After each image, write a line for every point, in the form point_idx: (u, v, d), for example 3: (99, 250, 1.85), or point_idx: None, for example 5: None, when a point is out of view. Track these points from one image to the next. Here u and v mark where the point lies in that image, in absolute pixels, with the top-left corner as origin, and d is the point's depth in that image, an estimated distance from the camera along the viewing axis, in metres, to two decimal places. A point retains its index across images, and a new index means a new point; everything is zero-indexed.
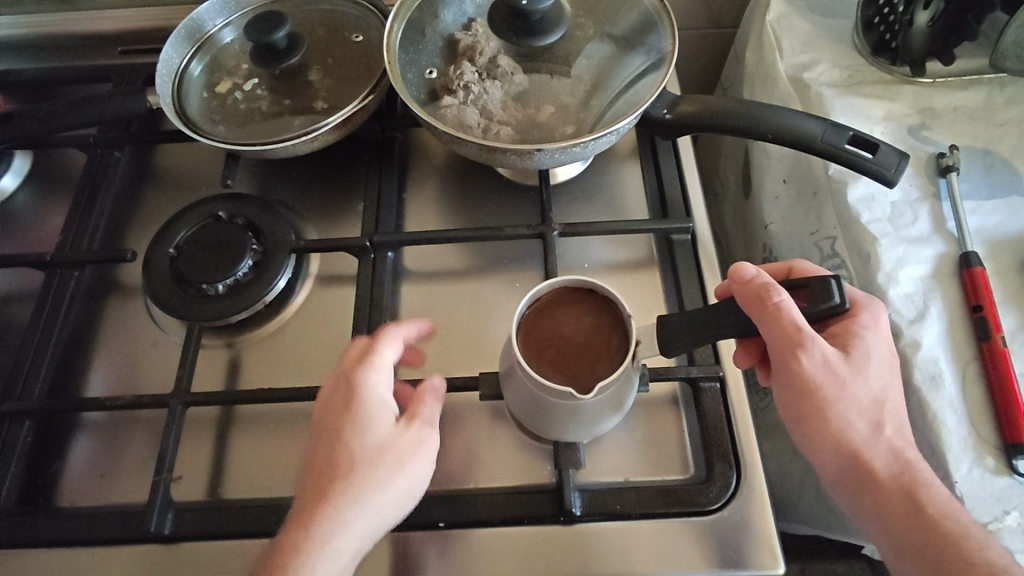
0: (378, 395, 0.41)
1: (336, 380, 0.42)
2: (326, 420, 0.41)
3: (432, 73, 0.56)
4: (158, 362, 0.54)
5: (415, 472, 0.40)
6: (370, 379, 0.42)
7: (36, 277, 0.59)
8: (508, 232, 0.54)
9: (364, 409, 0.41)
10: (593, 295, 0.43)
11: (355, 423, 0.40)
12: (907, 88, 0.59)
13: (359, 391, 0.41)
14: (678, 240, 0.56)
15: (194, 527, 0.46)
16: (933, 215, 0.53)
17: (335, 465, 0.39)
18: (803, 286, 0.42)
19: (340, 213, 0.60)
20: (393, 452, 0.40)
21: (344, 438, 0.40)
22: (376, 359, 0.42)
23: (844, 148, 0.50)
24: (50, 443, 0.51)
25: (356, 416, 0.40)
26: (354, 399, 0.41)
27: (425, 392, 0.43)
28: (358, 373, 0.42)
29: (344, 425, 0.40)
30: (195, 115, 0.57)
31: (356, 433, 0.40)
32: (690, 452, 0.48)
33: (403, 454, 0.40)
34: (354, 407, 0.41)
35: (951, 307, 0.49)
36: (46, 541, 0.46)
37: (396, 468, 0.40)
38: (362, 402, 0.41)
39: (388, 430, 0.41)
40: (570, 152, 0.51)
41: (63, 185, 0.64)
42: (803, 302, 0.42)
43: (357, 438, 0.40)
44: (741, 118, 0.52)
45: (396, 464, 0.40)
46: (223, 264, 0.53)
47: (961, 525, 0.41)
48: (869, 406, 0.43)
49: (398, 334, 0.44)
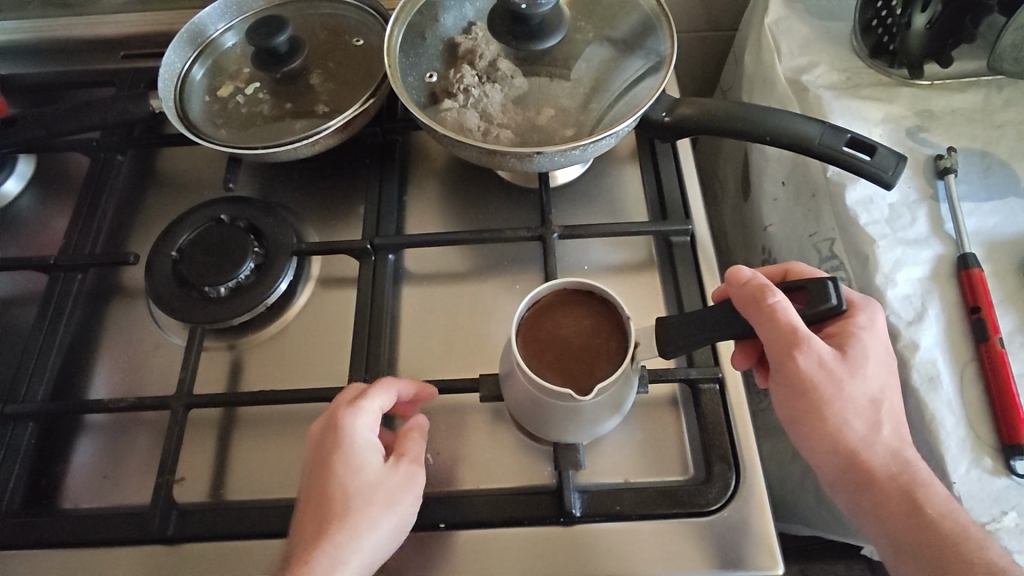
0: (366, 438, 0.41)
1: (325, 423, 0.42)
2: (318, 463, 0.40)
3: (432, 76, 0.56)
4: (161, 364, 0.54)
5: (405, 509, 0.41)
6: (359, 423, 0.41)
7: (39, 279, 0.59)
8: (508, 235, 0.55)
9: (355, 452, 0.41)
10: (594, 298, 0.44)
11: (346, 463, 0.40)
12: (905, 90, 0.59)
13: (350, 434, 0.41)
14: (677, 242, 0.56)
15: (196, 529, 0.46)
16: (931, 216, 0.53)
17: (329, 503, 0.39)
18: (802, 288, 0.43)
19: (340, 216, 0.61)
20: (383, 491, 0.40)
21: (334, 477, 0.40)
22: (366, 402, 0.42)
23: (842, 150, 0.51)
24: (53, 444, 0.51)
25: (346, 457, 0.40)
26: (344, 441, 0.41)
27: (410, 431, 0.44)
28: (348, 418, 0.41)
29: (336, 467, 0.40)
30: (197, 119, 0.58)
31: (347, 472, 0.40)
32: (689, 452, 0.48)
33: (394, 493, 0.40)
34: (344, 449, 0.40)
35: (949, 308, 0.50)
36: (50, 542, 0.46)
37: (387, 507, 0.40)
38: (352, 445, 0.41)
39: (378, 470, 0.41)
40: (569, 155, 0.52)
41: (66, 188, 0.64)
42: (801, 304, 0.42)
43: (348, 478, 0.40)
44: (739, 120, 0.52)
45: (387, 502, 0.40)
46: (224, 267, 0.53)
47: (960, 525, 0.41)
48: (867, 405, 0.43)
49: (395, 385, 0.44)
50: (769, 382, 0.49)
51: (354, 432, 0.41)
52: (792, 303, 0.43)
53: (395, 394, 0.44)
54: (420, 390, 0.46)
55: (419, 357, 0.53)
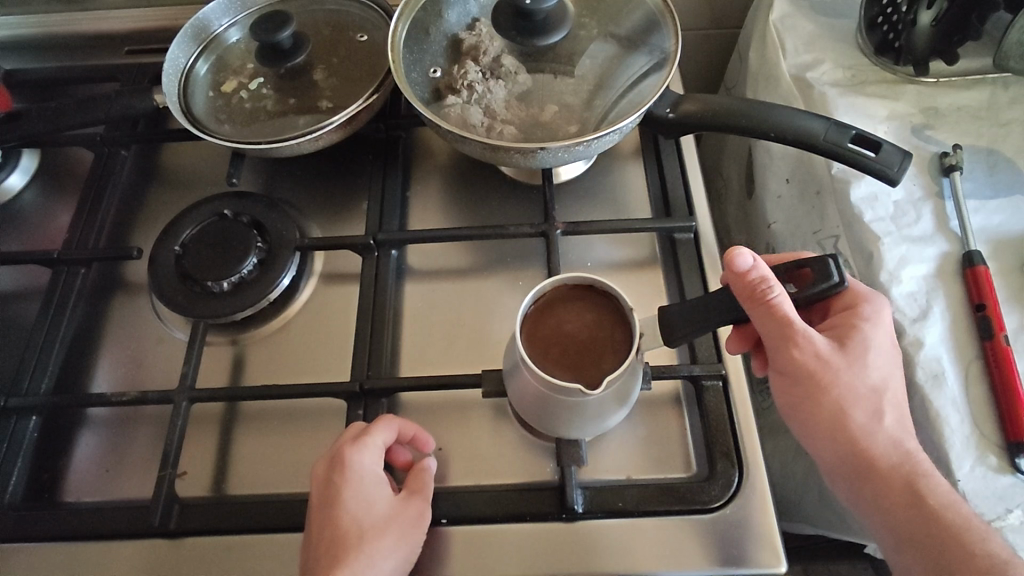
0: (373, 473, 0.41)
1: (330, 460, 0.42)
2: (326, 498, 0.40)
3: (436, 72, 0.56)
4: (164, 358, 0.54)
5: (414, 542, 0.41)
6: (366, 459, 0.41)
7: (41, 273, 0.59)
8: (511, 232, 0.55)
9: (363, 487, 0.41)
10: (593, 292, 0.44)
11: (356, 499, 0.40)
12: (910, 88, 0.59)
13: (355, 470, 0.41)
14: (681, 239, 0.56)
15: (197, 524, 0.46)
16: (936, 214, 0.53)
17: (343, 534, 0.39)
18: (803, 269, 0.43)
19: (344, 213, 0.61)
20: (396, 523, 0.40)
21: (346, 512, 0.40)
22: (372, 438, 0.42)
23: (847, 147, 0.51)
24: (55, 437, 0.51)
25: (355, 493, 0.40)
26: (351, 477, 0.41)
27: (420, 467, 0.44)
28: (352, 454, 0.41)
29: (346, 501, 0.40)
30: (202, 115, 0.58)
31: (359, 507, 0.40)
32: (693, 449, 0.48)
33: (405, 524, 0.41)
34: (352, 485, 0.40)
35: (954, 306, 0.49)
36: (50, 536, 0.46)
37: (399, 541, 0.40)
38: (359, 481, 0.41)
39: (388, 503, 0.41)
40: (574, 151, 0.51)
41: (69, 183, 0.64)
42: (804, 283, 0.43)
43: (359, 513, 0.40)
44: (743, 117, 0.52)
45: (399, 535, 0.40)
46: (227, 262, 0.53)
47: (962, 517, 0.41)
48: (868, 394, 0.44)
49: (400, 421, 0.45)
50: (767, 369, 0.50)
51: (360, 468, 0.41)
52: (788, 287, 0.43)
53: (397, 430, 0.44)
54: (419, 434, 0.45)
55: (420, 353, 0.53)
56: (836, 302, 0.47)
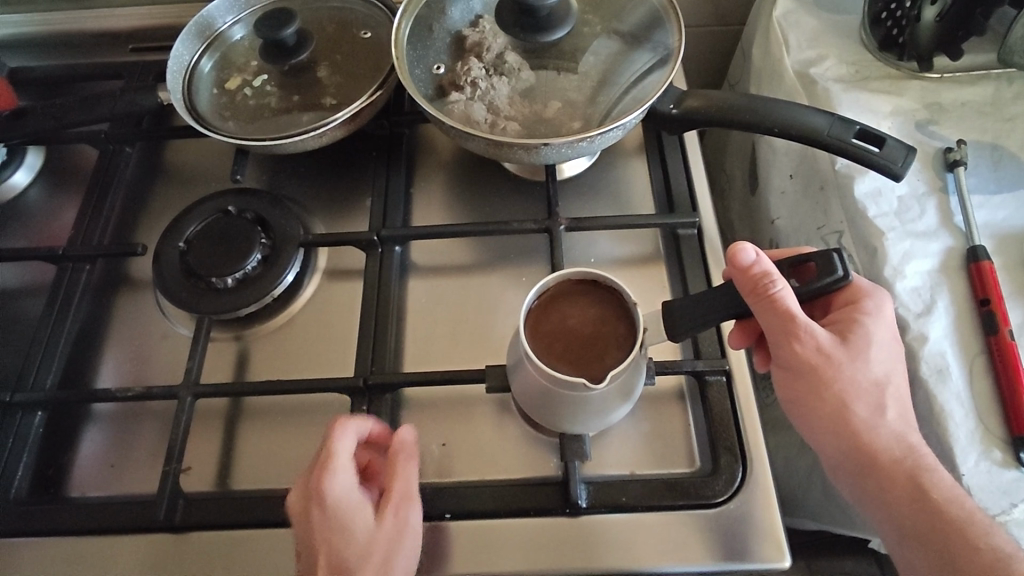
0: (349, 498, 0.40)
1: (303, 494, 0.41)
2: (307, 534, 0.40)
3: (439, 69, 0.56)
4: (168, 354, 0.54)
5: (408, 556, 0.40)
6: (334, 490, 0.40)
7: (46, 270, 0.60)
8: (514, 228, 0.55)
9: (340, 515, 0.40)
10: (597, 287, 0.44)
11: (336, 530, 0.40)
12: (914, 83, 0.59)
13: (327, 502, 0.40)
14: (684, 235, 0.56)
15: (201, 518, 0.46)
16: (940, 209, 0.53)
17: (332, 567, 0.39)
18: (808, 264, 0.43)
19: (348, 209, 0.61)
20: (382, 544, 0.40)
21: (329, 545, 0.39)
22: (333, 466, 0.40)
23: (851, 142, 0.51)
24: (61, 433, 0.52)
25: (334, 524, 0.40)
26: (324, 511, 0.40)
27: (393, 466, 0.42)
28: (319, 487, 0.40)
29: (327, 535, 0.39)
30: (206, 111, 0.58)
31: (341, 537, 0.40)
32: (696, 444, 0.48)
33: (392, 542, 0.40)
34: (327, 517, 0.40)
35: (958, 301, 0.49)
36: (57, 530, 0.46)
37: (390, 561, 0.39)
38: (334, 512, 0.40)
39: (370, 522, 0.40)
40: (577, 147, 0.51)
41: (74, 180, 0.65)
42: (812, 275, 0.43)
43: (343, 542, 0.40)
44: (746, 112, 0.52)
45: (390, 556, 0.40)
46: (232, 258, 0.53)
47: (966, 511, 0.41)
48: (870, 389, 0.44)
49: (356, 424, 0.42)
50: (769, 363, 0.50)
51: (331, 500, 0.40)
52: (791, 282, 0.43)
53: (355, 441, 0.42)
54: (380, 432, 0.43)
55: (424, 348, 0.53)
56: (838, 297, 0.47)
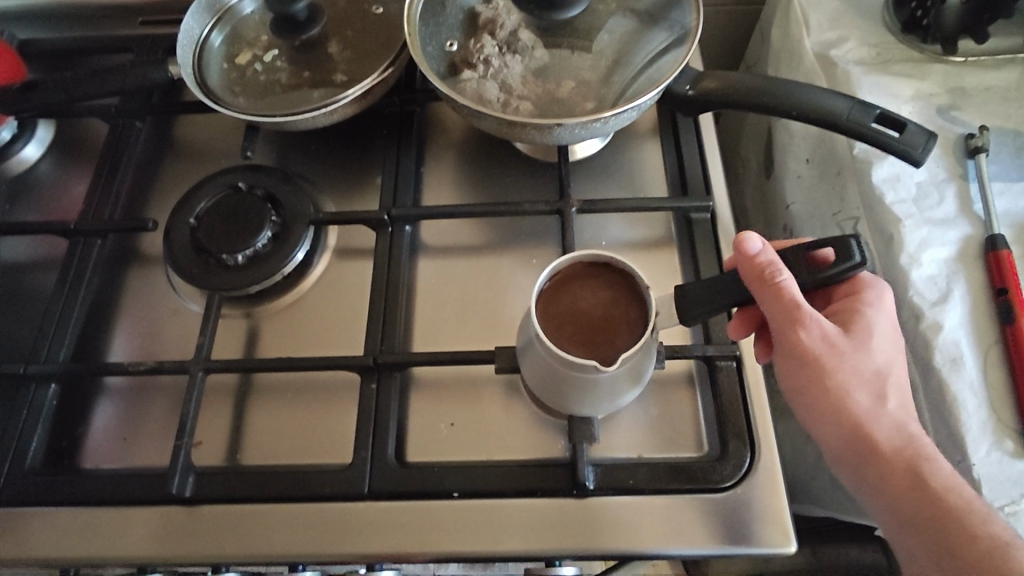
0: None
1: None
2: None
3: (452, 46, 0.55)
4: (179, 330, 0.54)
5: None
6: None
7: (58, 244, 0.60)
8: (526, 209, 0.54)
9: None
10: (610, 270, 0.43)
11: None
12: (937, 67, 0.58)
13: None
14: (697, 219, 0.55)
15: (214, 491, 0.46)
16: (959, 196, 0.52)
17: None
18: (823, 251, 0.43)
19: (358, 188, 0.60)
20: None
21: None
22: None
23: (871, 126, 0.49)
24: (74, 405, 0.52)
25: None
26: None
27: None
28: None
29: None
30: (216, 87, 0.58)
31: None
32: (705, 429, 0.48)
33: None
34: None
35: (975, 290, 0.49)
36: (70, 499, 0.47)
37: None
38: None
39: None
40: (590, 128, 0.51)
41: (84, 154, 0.64)
42: (824, 264, 0.42)
43: None
44: (764, 94, 0.51)
45: None
46: (242, 235, 0.53)
47: (965, 499, 0.41)
48: (871, 377, 0.44)
49: None
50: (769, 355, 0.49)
51: None
52: (804, 268, 0.43)
53: None
54: None
55: (434, 328, 0.53)
56: (838, 289, 0.48)
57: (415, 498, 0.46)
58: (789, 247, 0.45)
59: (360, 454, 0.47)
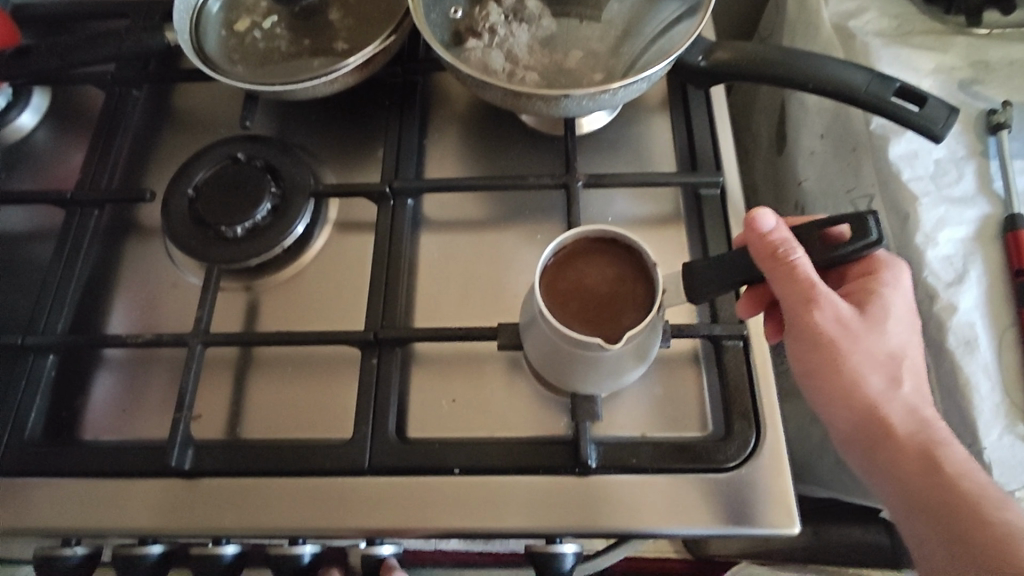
0: None
1: None
2: None
3: (456, 12, 0.53)
4: (178, 302, 0.54)
5: None
6: None
7: (56, 214, 0.59)
8: (531, 183, 0.53)
9: None
10: (616, 245, 0.42)
11: None
12: (960, 39, 0.56)
13: None
14: (706, 195, 0.54)
15: (214, 464, 0.46)
16: (978, 173, 0.51)
17: None
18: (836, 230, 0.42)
19: (359, 160, 0.59)
20: None
21: None
22: None
23: (890, 100, 0.48)
24: (72, 376, 0.52)
25: None
26: None
27: None
28: None
29: None
30: (214, 54, 0.56)
31: None
32: (709, 409, 0.47)
33: None
34: None
35: (992, 270, 0.47)
36: (70, 470, 0.47)
37: None
38: None
39: None
40: (598, 99, 0.49)
41: (81, 123, 0.63)
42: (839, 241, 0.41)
43: None
44: (780, 67, 0.49)
45: None
46: (242, 206, 0.52)
47: (979, 484, 0.40)
48: (885, 360, 0.43)
49: None
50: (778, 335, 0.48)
51: None
52: (818, 246, 0.42)
53: None
54: None
55: (436, 304, 0.52)
56: (853, 268, 0.47)
57: (415, 473, 0.45)
58: (802, 224, 0.44)
59: (360, 430, 0.46)
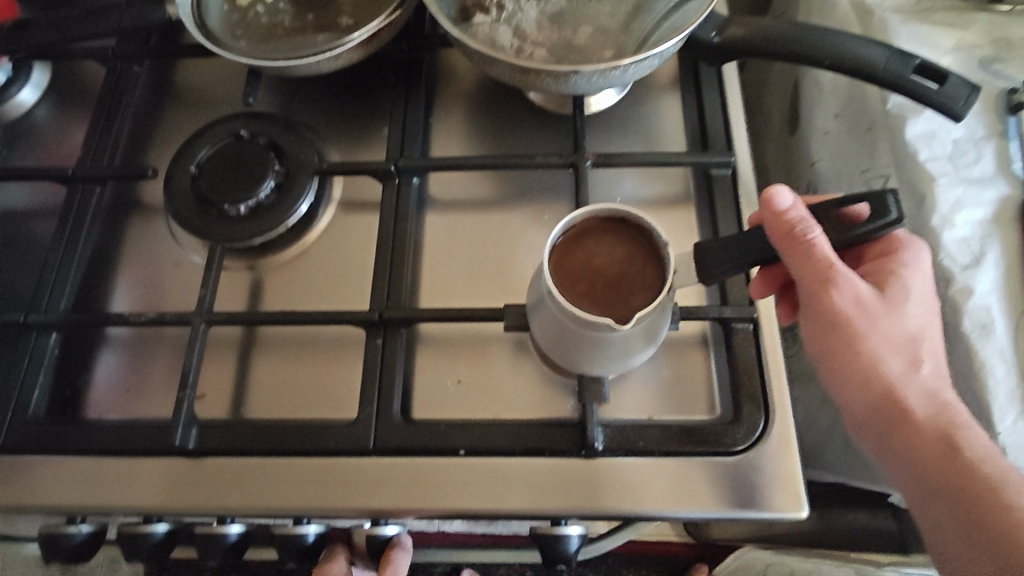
0: None
1: None
2: None
3: None
4: (181, 281, 0.53)
5: None
6: None
7: (58, 192, 0.58)
8: (538, 162, 0.52)
9: None
10: (625, 225, 0.41)
11: None
12: (980, 16, 0.54)
13: None
14: (717, 175, 0.53)
15: (218, 443, 0.46)
16: (998, 154, 0.49)
17: None
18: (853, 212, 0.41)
19: (365, 138, 0.58)
20: None
21: None
22: None
23: (909, 78, 0.46)
24: (75, 355, 0.51)
25: None
26: None
27: None
28: None
29: None
30: (216, 29, 0.55)
31: None
32: (717, 392, 0.47)
33: None
34: None
35: (1009, 253, 0.47)
36: (73, 449, 0.47)
37: None
38: None
39: None
40: (609, 76, 0.47)
41: (82, 99, 0.62)
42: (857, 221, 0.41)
43: None
44: (796, 43, 0.48)
45: None
46: (246, 184, 0.51)
47: (1000, 469, 0.40)
48: (903, 342, 0.42)
49: None
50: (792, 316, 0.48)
51: None
52: (835, 226, 0.41)
53: None
54: None
55: (442, 284, 0.51)
56: (871, 249, 0.46)
57: (419, 455, 0.45)
58: (819, 203, 0.43)
59: (366, 410, 0.46)
